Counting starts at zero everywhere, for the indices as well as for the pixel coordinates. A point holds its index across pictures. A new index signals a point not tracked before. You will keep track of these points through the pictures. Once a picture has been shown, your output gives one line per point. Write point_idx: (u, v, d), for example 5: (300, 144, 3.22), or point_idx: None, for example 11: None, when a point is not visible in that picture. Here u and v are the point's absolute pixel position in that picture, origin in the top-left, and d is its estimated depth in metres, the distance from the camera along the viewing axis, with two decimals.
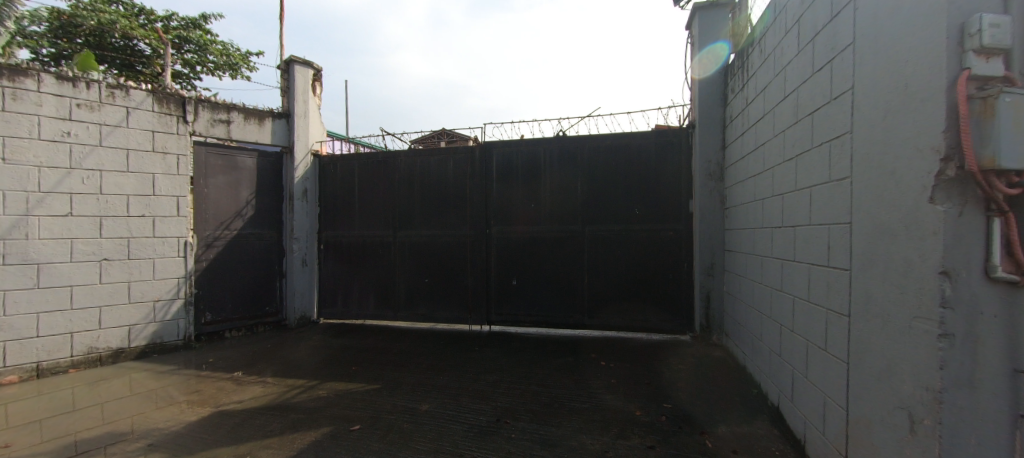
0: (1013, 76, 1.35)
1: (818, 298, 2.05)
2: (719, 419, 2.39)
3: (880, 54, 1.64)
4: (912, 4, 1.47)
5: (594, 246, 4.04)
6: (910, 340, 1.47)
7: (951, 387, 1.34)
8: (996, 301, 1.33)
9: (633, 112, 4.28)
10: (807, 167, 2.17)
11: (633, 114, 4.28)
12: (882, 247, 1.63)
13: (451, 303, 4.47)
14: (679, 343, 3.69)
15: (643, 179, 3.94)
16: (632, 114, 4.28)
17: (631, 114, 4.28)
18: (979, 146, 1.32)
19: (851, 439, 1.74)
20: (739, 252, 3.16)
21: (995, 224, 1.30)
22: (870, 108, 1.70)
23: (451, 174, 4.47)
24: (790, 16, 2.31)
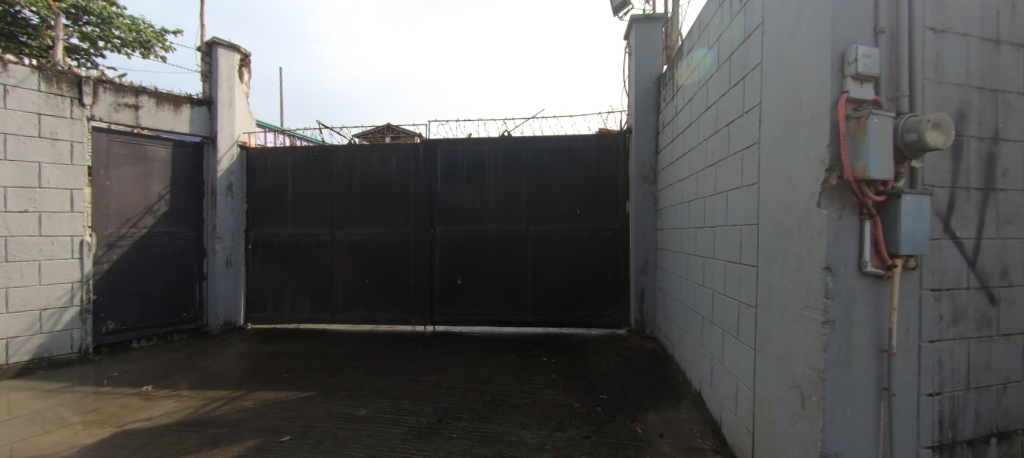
0: (881, 100, 1.58)
1: (732, 292, 2.26)
2: (648, 406, 2.56)
3: (781, 75, 1.84)
4: (806, 32, 1.67)
5: (538, 245, 4.13)
6: (802, 327, 1.67)
7: (833, 367, 1.54)
8: (865, 291, 1.56)
9: (575, 115, 4.43)
10: (724, 173, 2.38)
11: (575, 117, 4.43)
12: (781, 246, 1.83)
13: (394, 303, 4.34)
14: (616, 337, 3.89)
15: (584, 181, 4.09)
16: (574, 117, 4.43)
17: (573, 117, 4.43)
18: (854, 159, 1.52)
19: (756, 418, 1.94)
20: (669, 250, 3.40)
21: (865, 227, 1.55)
22: (773, 122, 1.90)
23: (394, 170, 4.34)
24: (711, 35, 2.53)
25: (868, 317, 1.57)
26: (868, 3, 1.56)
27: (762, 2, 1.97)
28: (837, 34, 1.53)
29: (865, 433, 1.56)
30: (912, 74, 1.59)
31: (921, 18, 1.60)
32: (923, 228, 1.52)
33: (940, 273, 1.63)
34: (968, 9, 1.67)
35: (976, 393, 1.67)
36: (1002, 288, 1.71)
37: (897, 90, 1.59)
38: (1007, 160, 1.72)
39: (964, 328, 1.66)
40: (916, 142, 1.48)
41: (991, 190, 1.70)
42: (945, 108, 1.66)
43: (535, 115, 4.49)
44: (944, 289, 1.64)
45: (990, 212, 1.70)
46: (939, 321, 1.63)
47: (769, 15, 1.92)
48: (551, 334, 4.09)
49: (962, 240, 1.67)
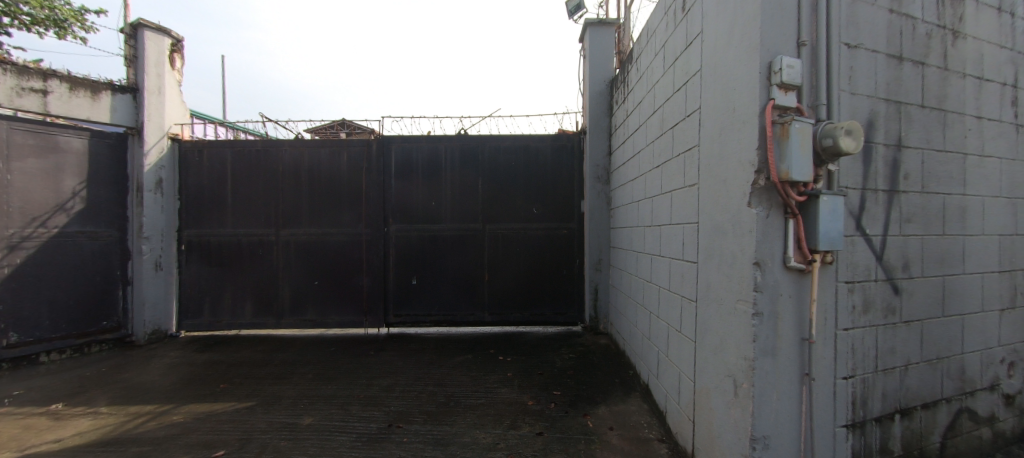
0: (803, 107, 1.71)
1: (675, 287, 2.37)
2: (600, 401, 2.62)
3: (718, 81, 1.95)
4: (739, 42, 1.78)
5: (494, 245, 4.13)
6: (735, 319, 1.78)
7: (761, 356, 1.65)
8: (790, 284, 1.69)
9: (532, 115, 4.47)
10: (669, 173, 2.48)
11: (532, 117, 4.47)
12: (717, 243, 1.94)
13: (345, 306, 4.18)
14: (571, 335, 3.97)
15: (540, 181, 4.14)
16: (531, 117, 4.47)
17: (530, 117, 4.47)
18: (779, 161, 1.64)
19: (696, 407, 2.04)
20: (620, 248, 3.51)
21: (789, 224, 1.67)
22: (711, 126, 2.01)
23: (345, 167, 4.18)
24: (658, 41, 2.63)
25: (792, 308, 1.69)
26: (792, 18, 1.69)
27: (701, 13, 2.07)
28: (765, 44, 1.64)
29: (789, 416, 1.68)
30: (829, 84, 1.74)
31: (837, 34, 1.75)
32: (837, 226, 1.67)
33: (852, 267, 1.79)
34: (877, 27, 1.84)
35: (884, 375, 1.84)
36: (905, 280, 1.89)
37: (817, 99, 1.72)
38: (909, 165, 1.91)
39: (873, 316, 1.82)
40: (832, 148, 1.62)
41: (895, 192, 1.88)
42: (856, 117, 1.82)
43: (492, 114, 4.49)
44: (856, 281, 1.79)
45: (894, 211, 1.87)
46: (851, 310, 1.79)
47: (707, 25, 2.03)
48: (508, 332, 4.10)
49: (872, 236, 1.83)
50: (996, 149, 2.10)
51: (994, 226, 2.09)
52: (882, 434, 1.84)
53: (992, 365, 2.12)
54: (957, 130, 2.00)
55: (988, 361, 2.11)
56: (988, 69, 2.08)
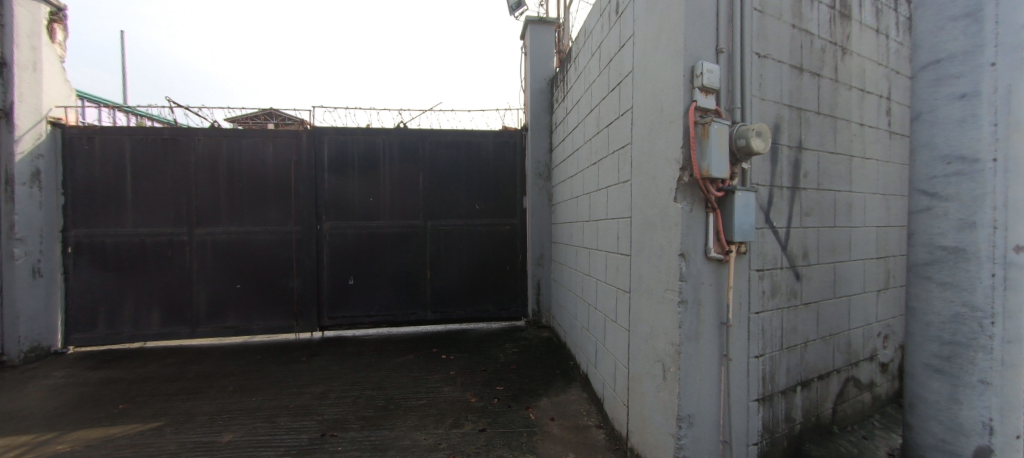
0: (721, 110, 1.84)
1: (610, 279, 2.47)
2: (542, 393, 2.67)
3: (647, 82, 2.06)
4: (665, 46, 1.88)
5: (436, 241, 4.05)
6: (663, 308, 1.89)
7: (686, 341, 1.77)
8: (710, 273, 1.83)
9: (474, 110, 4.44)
10: (604, 170, 2.58)
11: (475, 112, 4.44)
12: (647, 237, 2.05)
13: (274, 310, 3.87)
14: (514, 329, 4.02)
15: (483, 177, 4.12)
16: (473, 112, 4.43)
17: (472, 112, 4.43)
18: (701, 159, 1.75)
19: (630, 392, 2.15)
20: (560, 243, 3.60)
21: (709, 218, 1.81)
22: (641, 125, 2.12)
23: (270, 160, 3.85)
24: (594, 42, 2.71)
25: (713, 296, 1.83)
26: (711, 25, 1.81)
27: (633, 16, 2.17)
28: (688, 49, 1.74)
29: (709, 395, 1.82)
30: (743, 89, 1.89)
31: (749, 44, 1.91)
32: (749, 219, 1.83)
33: (762, 256, 1.98)
34: (781, 39, 2.03)
35: (788, 353, 2.06)
36: (804, 267, 2.12)
37: (732, 103, 1.87)
38: (807, 165, 2.14)
39: (779, 300, 2.03)
40: (745, 148, 1.77)
41: (797, 188, 2.10)
42: (765, 120, 2.00)
43: (432, 108, 4.38)
44: (765, 269, 1.98)
45: (796, 206, 2.09)
46: (762, 296, 1.97)
47: (638, 29, 2.13)
48: (451, 330, 4.04)
49: (777, 228, 2.03)
50: (873, 152, 2.42)
51: (872, 219, 2.42)
52: (787, 405, 2.05)
53: (871, 338, 2.46)
54: (843, 135, 2.28)
55: (868, 335, 2.44)
56: (868, 82, 2.39)
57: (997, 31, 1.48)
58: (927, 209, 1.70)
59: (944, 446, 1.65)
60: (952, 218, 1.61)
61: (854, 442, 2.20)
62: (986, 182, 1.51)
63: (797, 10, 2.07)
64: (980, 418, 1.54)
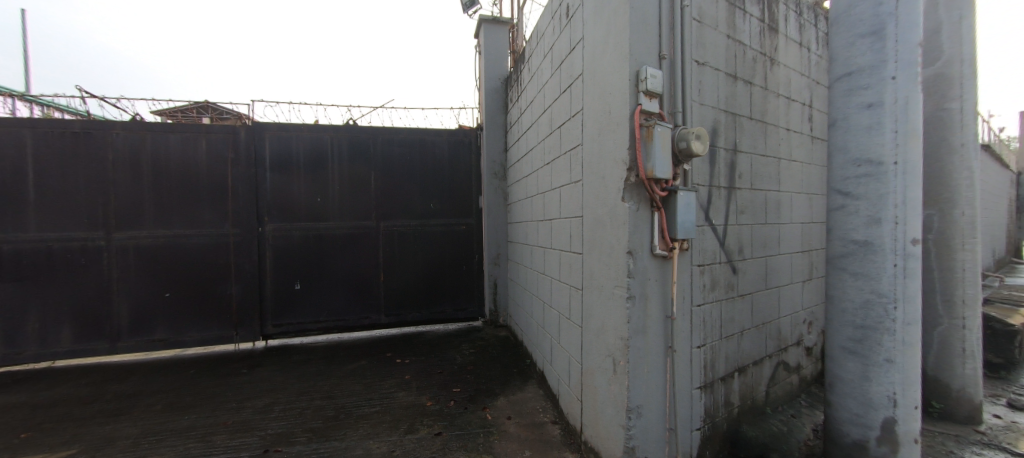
0: (664, 114, 1.93)
1: (564, 277, 2.52)
2: (499, 392, 2.68)
3: (596, 84, 2.11)
4: (612, 50, 1.94)
5: (390, 243, 3.94)
6: (613, 304, 1.95)
7: (634, 335, 1.84)
8: (656, 270, 1.91)
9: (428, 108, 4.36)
10: (557, 170, 2.62)
11: (428, 110, 4.36)
12: (597, 235, 2.11)
13: (210, 320, 3.59)
14: (471, 330, 4.01)
15: (438, 176, 4.07)
16: (427, 110, 4.35)
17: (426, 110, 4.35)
18: (646, 160, 1.82)
19: (583, 387, 2.21)
20: (516, 242, 3.63)
21: (654, 217, 1.88)
22: (591, 126, 2.17)
23: (204, 157, 3.56)
24: (546, 44, 2.75)
25: (658, 291, 1.91)
26: (654, 32, 1.88)
27: (582, 20, 2.22)
28: (633, 54, 1.81)
29: (657, 385, 1.90)
30: (683, 94, 1.99)
31: (689, 51, 2.01)
32: (691, 217, 1.93)
33: (703, 252, 2.10)
34: (717, 48, 2.16)
35: (726, 342, 2.20)
36: (739, 261, 2.27)
37: (675, 106, 1.96)
38: (741, 167, 2.30)
39: (718, 293, 2.16)
40: (686, 150, 1.86)
41: (732, 188, 2.24)
42: (704, 124, 2.12)
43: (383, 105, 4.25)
44: (705, 264, 2.11)
45: (732, 205, 2.24)
46: (703, 289, 2.09)
47: (587, 32, 2.18)
48: (406, 333, 3.95)
49: (716, 226, 2.16)
50: (798, 155, 2.65)
51: (797, 216, 2.65)
52: (725, 390, 2.20)
53: (797, 325, 2.69)
54: (772, 139, 2.47)
55: (795, 322, 2.67)
56: (793, 90, 2.60)
57: (897, 52, 1.73)
58: (842, 207, 1.92)
59: (859, 419, 1.86)
60: (862, 215, 1.84)
61: (783, 421, 2.40)
62: (890, 183, 1.77)
63: (731, 22, 2.22)
64: (886, 392, 1.78)
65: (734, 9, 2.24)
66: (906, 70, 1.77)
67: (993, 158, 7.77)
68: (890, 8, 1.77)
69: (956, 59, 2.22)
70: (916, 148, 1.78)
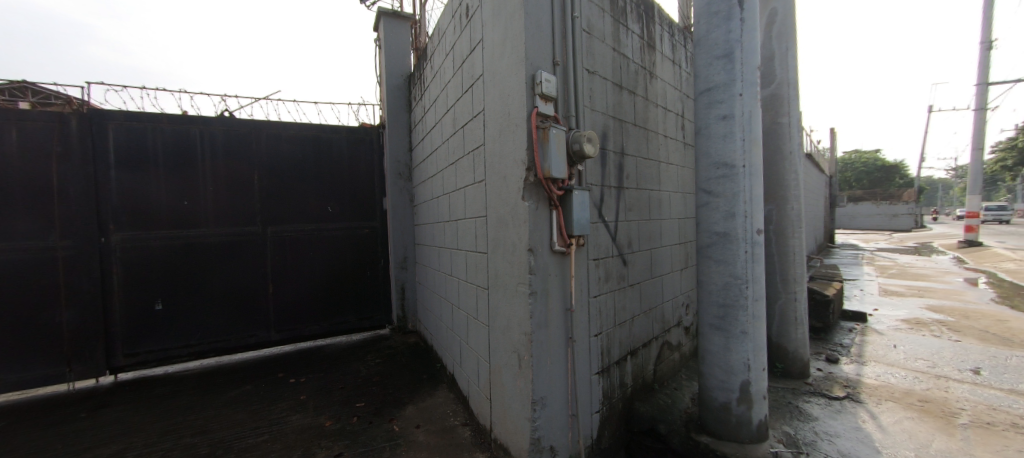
0: (559, 117, 2.03)
1: (471, 277, 2.51)
2: (408, 401, 2.58)
3: (496, 85, 2.14)
4: (509, 53, 1.98)
5: (280, 250, 3.58)
6: (516, 300, 1.99)
7: (537, 329, 1.89)
8: (556, 265, 1.99)
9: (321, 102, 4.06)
10: (461, 170, 2.61)
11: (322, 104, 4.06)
12: (500, 234, 2.14)
13: (32, 356, 2.84)
14: (377, 338, 3.83)
15: (335, 176, 3.83)
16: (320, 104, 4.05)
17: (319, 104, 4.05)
18: (543, 161, 1.90)
19: (492, 385, 2.22)
20: (423, 245, 3.55)
21: (552, 215, 1.97)
22: (492, 128, 2.21)
23: (17, 151, 2.81)
24: (447, 43, 2.72)
25: (559, 286, 2.00)
26: (548, 39, 1.97)
27: (481, 21, 2.24)
28: (528, 57, 1.87)
29: (559, 376, 1.98)
30: (576, 99, 2.11)
31: (580, 60, 2.16)
32: (585, 214, 2.06)
33: (597, 247, 2.26)
34: (604, 58, 2.35)
35: (619, 329, 2.41)
36: (628, 254, 2.50)
37: (568, 110, 2.07)
38: (628, 168, 2.53)
39: (611, 284, 2.35)
40: (579, 151, 1.99)
41: (621, 187, 2.46)
42: (596, 128, 2.28)
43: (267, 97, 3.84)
44: (600, 257, 2.27)
45: (621, 203, 2.45)
46: (598, 282, 2.25)
47: (485, 33, 2.20)
48: (303, 349, 3.61)
49: (608, 222, 2.34)
50: (673, 159, 3.02)
51: (674, 212, 3.01)
52: (620, 373, 2.40)
53: (677, 308, 3.06)
54: (653, 143, 2.77)
55: (675, 306, 3.03)
56: (668, 102, 2.96)
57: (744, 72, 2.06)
58: (707, 204, 2.21)
59: (723, 384, 2.15)
60: (721, 210, 2.14)
61: (668, 394, 2.71)
62: (741, 183, 2.10)
63: (616, 36, 2.43)
64: (743, 359, 2.10)
65: (618, 24, 2.46)
66: (748, 88, 2.12)
67: (813, 165, 9.86)
68: (736, 36, 2.10)
69: (785, 83, 2.72)
70: (757, 154, 2.15)
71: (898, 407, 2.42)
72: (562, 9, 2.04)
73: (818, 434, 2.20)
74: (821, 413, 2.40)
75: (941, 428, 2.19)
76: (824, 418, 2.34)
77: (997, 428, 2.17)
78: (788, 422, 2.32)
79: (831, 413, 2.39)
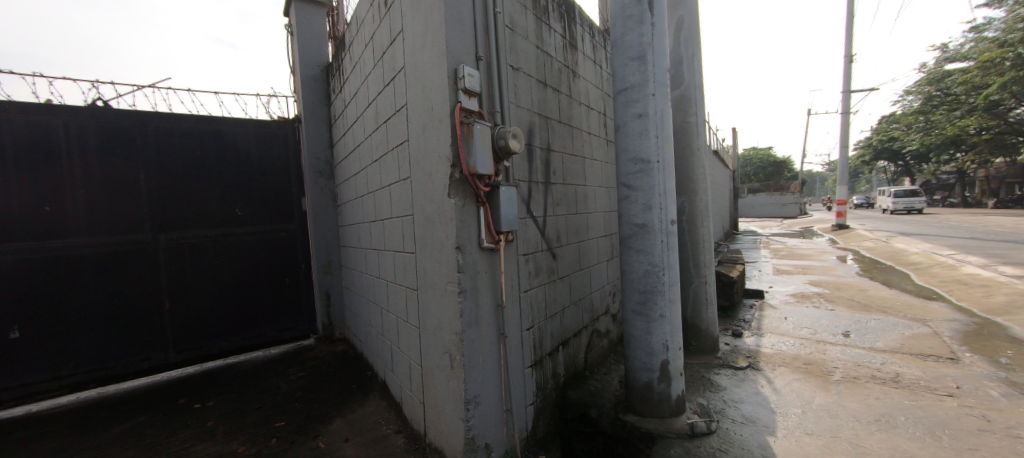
0: (483, 113, 2.01)
1: (399, 279, 2.42)
2: (336, 414, 2.43)
3: (418, 79, 2.06)
4: (430, 44, 1.91)
5: (179, 259, 3.19)
6: (446, 300, 1.94)
7: (467, 328, 1.85)
8: (485, 262, 1.97)
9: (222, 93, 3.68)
10: (386, 167, 2.50)
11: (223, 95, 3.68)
12: (428, 232, 2.08)
13: None
14: (300, 350, 3.57)
15: (242, 177, 3.51)
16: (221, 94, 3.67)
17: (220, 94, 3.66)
18: (468, 157, 1.87)
19: (424, 388, 2.16)
20: (348, 247, 3.35)
21: (479, 212, 1.94)
22: (415, 123, 2.13)
23: None
24: (366, 32, 2.58)
25: (488, 283, 1.98)
26: (469, 32, 1.93)
27: (400, 11, 2.14)
28: (450, 49, 1.81)
29: (491, 374, 1.96)
30: (500, 95, 2.11)
31: (503, 56, 2.15)
32: (512, 210, 2.07)
33: (526, 242, 2.28)
34: (528, 55, 2.37)
35: (550, 321, 2.47)
36: (557, 248, 2.58)
37: (493, 107, 2.06)
38: (555, 164, 2.60)
39: (540, 278, 2.39)
40: (504, 147, 1.98)
41: (548, 183, 2.52)
42: (521, 125, 2.29)
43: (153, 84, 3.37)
44: (529, 252, 2.30)
45: (548, 198, 2.51)
46: (528, 276, 2.29)
47: (406, 24, 2.11)
48: (212, 368, 3.23)
49: (536, 217, 2.38)
50: (597, 155, 3.17)
51: (599, 206, 3.17)
52: (552, 364, 2.46)
53: (605, 297, 3.24)
54: (578, 140, 2.88)
55: (603, 295, 3.21)
56: (591, 100, 3.09)
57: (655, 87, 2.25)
58: (628, 197, 2.33)
59: (646, 365, 2.31)
60: (640, 203, 2.28)
61: (599, 379, 2.86)
62: (655, 177, 2.26)
63: (538, 34, 2.47)
64: (661, 340, 2.27)
65: (541, 22, 2.50)
66: (659, 89, 2.29)
67: (719, 161, 11.00)
68: (647, 39, 2.24)
69: (692, 86, 2.97)
70: (668, 150, 2.33)
71: (788, 371, 2.78)
72: (484, 4, 2.02)
73: (725, 402, 2.45)
74: (728, 383, 2.68)
75: (820, 386, 2.56)
76: (730, 387, 2.62)
77: (861, 381, 2.59)
78: (702, 394, 2.55)
79: (736, 382, 2.69)
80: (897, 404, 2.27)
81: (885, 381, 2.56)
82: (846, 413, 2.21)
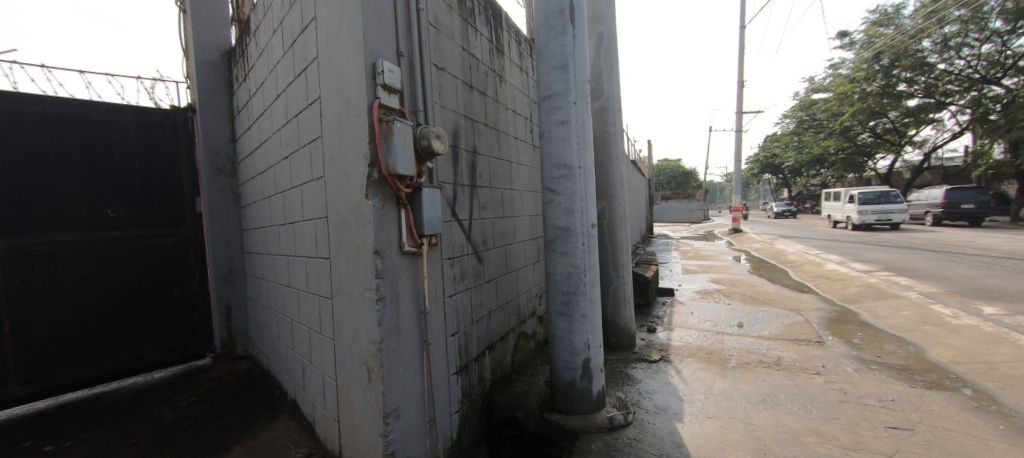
0: (404, 111, 1.93)
1: (312, 287, 2.23)
2: (235, 442, 2.16)
3: (332, 71, 1.93)
4: (346, 34, 1.79)
5: (25, 271, 2.60)
6: (363, 308, 1.80)
7: (386, 336, 1.73)
8: (406, 267, 1.89)
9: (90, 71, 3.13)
10: (297, 166, 2.29)
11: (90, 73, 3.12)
12: (343, 235, 1.95)
13: None
14: (194, 372, 3.13)
15: (117, 174, 3.03)
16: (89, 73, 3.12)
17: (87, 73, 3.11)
18: (387, 156, 1.78)
19: (339, 404, 2.00)
20: (254, 254, 3.01)
21: (400, 214, 1.85)
22: (329, 119, 1.99)
23: None
24: (275, 17, 2.36)
25: (409, 287, 1.89)
26: (389, 26, 1.85)
27: None
28: (368, 41, 1.70)
29: (413, 383, 1.87)
30: (423, 94, 2.05)
31: (426, 54, 2.09)
32: (435, 213, 2.02)
33: (451, 246, 2.23)
34: (453, 56, 2.34)
35: (476, 326, 2.45)
36: (483, 251, 2.57)
37: (415, 106, 1.99)
38: (481, 167, 2.60)
39: (466, 282, 2.36)
40: (427, 148, 1.93)
41: (474, 186, 2.51)
42: (446, 126, 2.25)
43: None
44: (454, 256, 2.26)
45: (474, 201, 2.49)
46: (453, 280, 2.23)
47: (319, 11, 1.96)
48: (71, 403, 2.68)
49: (461, 220, 2.34)
50: (524, 161, 3.24)
51: (526, 210, 3.24)
52: (478, 369, 2.44)
53: (532, 300, 3.32)
54: (505, 144, 2.92)
55: (529, 298, 3.28)
56: (516, 105, 3.16)
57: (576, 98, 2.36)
58: (552, 201, 2.40)
59: (569, 364, 2.38)
60: (563, 207, 2.36)
61: (526, 381, 2.90)
62: (577, 182, 2.36)
63: (464, 36, 2.46)
64: (583, 339, 2.36)
65: (467, 25, 2.49)
66: (580, 98, 2.40)
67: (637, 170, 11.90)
68: (569, 50, 2.35)
69: (610, 98, 3.17)
70: (589, 156, 2.44)
71: (694, 361, 3.07)
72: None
73: (640, 394, 2.62)
74: (643, 375, 2.88)
75: (719, 372, 2.86)
76: (645, 379, 2.82)
77: (751, 365, 2.95)
78: (620, 388, 2.71)
79: (650, 374, 2.90)
80: (778, 384, 2.62)
81: (770, 364, 2.95)
82: (740, 395, 2.49)
